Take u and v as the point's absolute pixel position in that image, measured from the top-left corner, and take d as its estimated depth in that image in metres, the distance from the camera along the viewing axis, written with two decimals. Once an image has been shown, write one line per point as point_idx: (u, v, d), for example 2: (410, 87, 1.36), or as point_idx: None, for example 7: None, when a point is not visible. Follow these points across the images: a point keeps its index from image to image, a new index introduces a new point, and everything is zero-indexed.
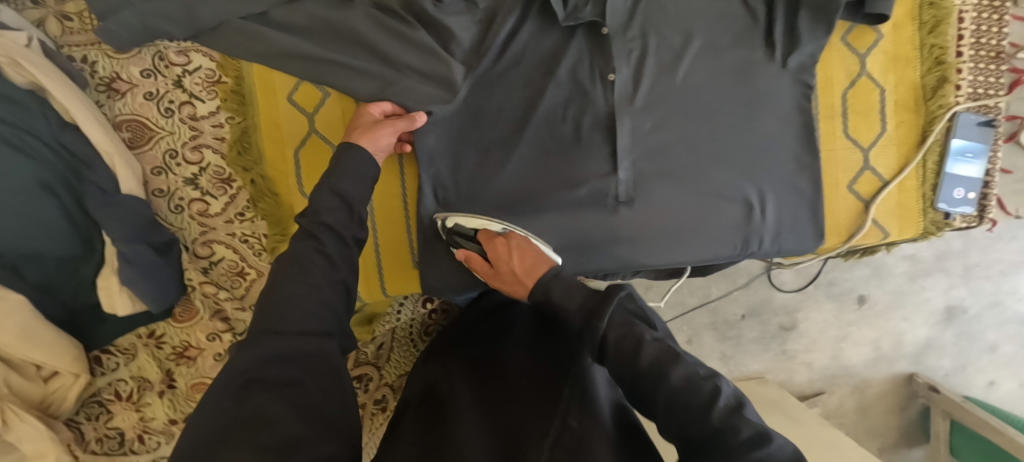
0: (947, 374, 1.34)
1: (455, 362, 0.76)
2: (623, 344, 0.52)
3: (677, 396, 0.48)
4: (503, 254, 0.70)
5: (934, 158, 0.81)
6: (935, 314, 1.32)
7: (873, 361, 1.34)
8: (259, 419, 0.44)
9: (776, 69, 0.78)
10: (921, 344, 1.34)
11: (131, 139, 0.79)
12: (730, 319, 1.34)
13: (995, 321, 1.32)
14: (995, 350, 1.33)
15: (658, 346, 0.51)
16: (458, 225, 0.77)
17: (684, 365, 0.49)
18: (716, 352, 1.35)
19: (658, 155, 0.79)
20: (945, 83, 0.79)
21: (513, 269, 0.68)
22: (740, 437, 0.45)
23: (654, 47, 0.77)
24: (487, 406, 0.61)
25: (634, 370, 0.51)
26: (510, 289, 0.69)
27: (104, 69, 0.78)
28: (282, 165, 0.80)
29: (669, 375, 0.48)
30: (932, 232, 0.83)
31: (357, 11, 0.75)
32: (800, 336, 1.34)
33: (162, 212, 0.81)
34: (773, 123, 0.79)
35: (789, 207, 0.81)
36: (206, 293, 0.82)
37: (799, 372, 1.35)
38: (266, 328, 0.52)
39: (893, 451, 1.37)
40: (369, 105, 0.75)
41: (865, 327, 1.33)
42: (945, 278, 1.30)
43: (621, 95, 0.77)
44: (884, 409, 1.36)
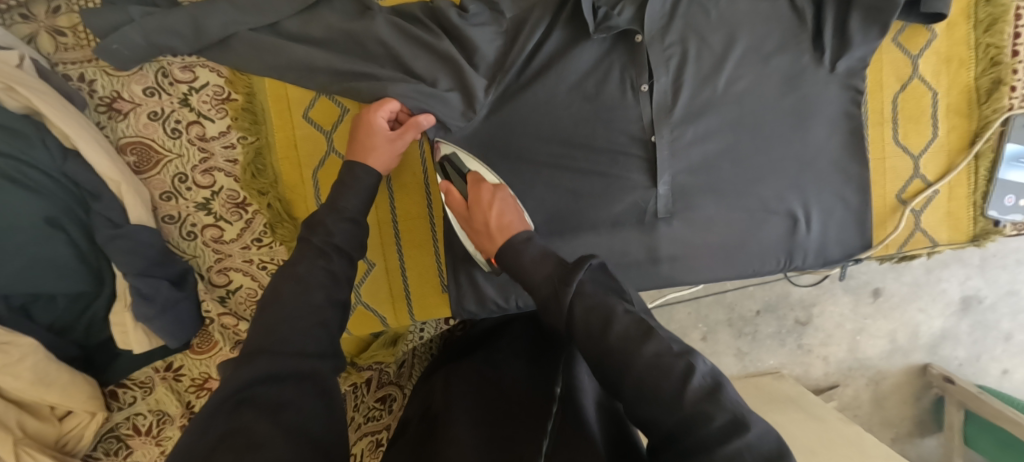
0: (961, 364, 1.32)
1: (454, 373, 0.71)
2: (594, 316, 0.48)
3: (647, 375, 0.44)
4: (483, 203, 0.65)
5: (987, 165, 0.77)
6: (951, 305, 1.30)
7: (888, 354, 1.32)
8: (243, 439, 0.41)
9: (825, 74, 0.73)
10: (936, 335, 1.31)
11: (136, 163, 0.74)
12: (746, 315, 1.32)
13: (1011, 309, 1.29)
14: (1010, 339, 1.31)
15: (632, 322, 0.47)
16: (453, 155, 0.71)
17: (658, 340, 0.45)
18: (732, 348, 1.32)
19: (700, 170, 0.75)
20: (1001, 86, 0.74)
21: (487, 222, 0.63)
22: (716, 424, 0.41)
23: (694, 52, 0.72)
24: (484, 422, 0.57)
25: (602, 347, 0.46)
26: (479, 242, 0.66)
27: (103, 88, 0.72)
28: (301, 187, 0.76)
29: (642, 350, 0.45)
30: (984, 239, 0.79)
31: (378, 20, 0.70)
32: (815, 330, 1.32)
33: (174, 239, 0.76)
34: (822, 133, 0.75)
35: (834, 219, 0.77)
36: (225, 325, 0.78)
37: (815, 366, 1.33)
38: (262, 346, 0.49)
39: (907, 441, 1.35)
40: (375, 110, 0.68)
41: (880, 319, 1.31)
42: (962, 268, 1.28)
43: (659, 106, 0.73)
44: (899, 401, 1.34)
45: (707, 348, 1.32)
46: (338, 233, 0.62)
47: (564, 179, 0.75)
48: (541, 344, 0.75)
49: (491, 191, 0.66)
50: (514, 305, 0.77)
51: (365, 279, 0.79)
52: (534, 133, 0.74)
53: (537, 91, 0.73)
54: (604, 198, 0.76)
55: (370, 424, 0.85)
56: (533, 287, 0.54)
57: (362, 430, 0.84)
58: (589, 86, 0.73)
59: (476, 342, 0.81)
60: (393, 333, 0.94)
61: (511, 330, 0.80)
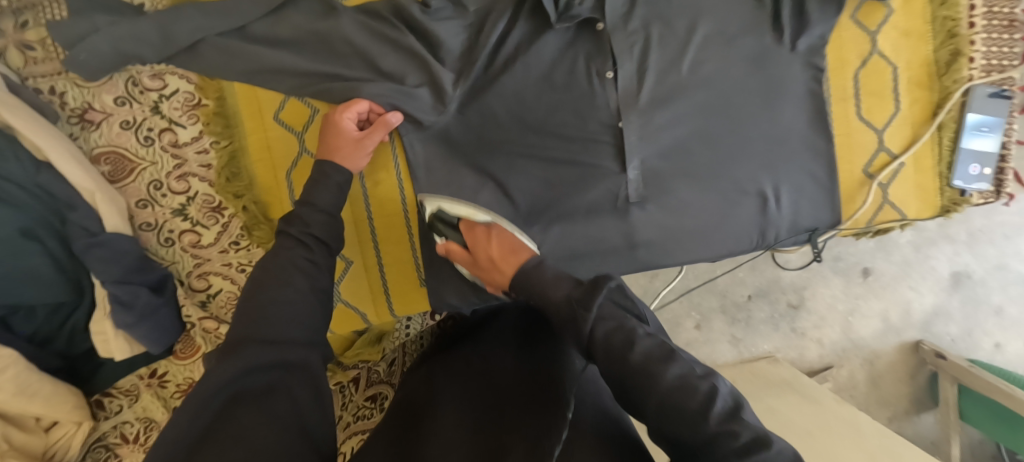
0: (954, 340, 1.33)
1: (440, 368, 0.71)
2: (613, 340, 0.46)
3: (670, 397, 0.42)
4: (480, 244, 0.65)
5: (950, 135, 0.78)
6: (942, 281, 1.31)
7: (881, 333, 1.34)
8: (231, 434, 0.42)
9: (786, 53, 0.74)
10: (928, 312, 1.33)
11: (111, 173, 0.75)
12: (738, 301, 1.33)
13: (1001, 283, 1.31)
14: (1001, 312, 1.32)
15: (655, 343, 0.45)
16: (441, 210, 0.72)
17: (680, 363, 0.44)
18: (726, 335, 1.33)
19: (672, 153, 0.76)
20: (959, 57, 0.75)
21: (491, 256, 0.62)
22: (740, 441, 0.39)
23: (657, 38, 0.73)
24: (470, 414, 0.57)
25: (624, 368, 0.45)
26: (492, 279, 0.62)
27: (75, 100, 0.73)
28: (276, 189, 0.76)
29: (665, 373, 0.43)
30: (951, 210, 0.80)
31: (345, 20, 0.71)
32: (808, 314, 1.33)
33: (152, 246, 0.77)
34: (789, 111, 0.76)
35: (804, 195, 0.78)
36: (206, 329, 0.79)
37: (810, 349, 1.34)
38: (247, 335, 0.51)
39: (904, 419, 1.36)
40: (342, 111, 0.70)
41: (872, 299, 1.32)
42: (950, 245, 1.29)
43: (626, 92, 0.74)
44: (894, 379, 1.35)
45: (702, 336, 1.33)
46: (313, 224, 0.63)
47: (537, 169, 0.77)
48: (529, 334, 0.74)
49: (483, 231, 0.66)
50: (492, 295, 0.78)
51: (344, 277, 0.80)
52: (506, 125, 0.75)
53: (505, 83, 0.73)
54: (578, 185, 0.77)
55: (360, 423, 0.86)
56: (549, 305, 0.52)
57: (352, 429, 0.85)
58: (558, 75, 0.74)
59: (461, 335, 0.80)
60: (377, 331, 0.93)
61: (497, 322, 0.79)
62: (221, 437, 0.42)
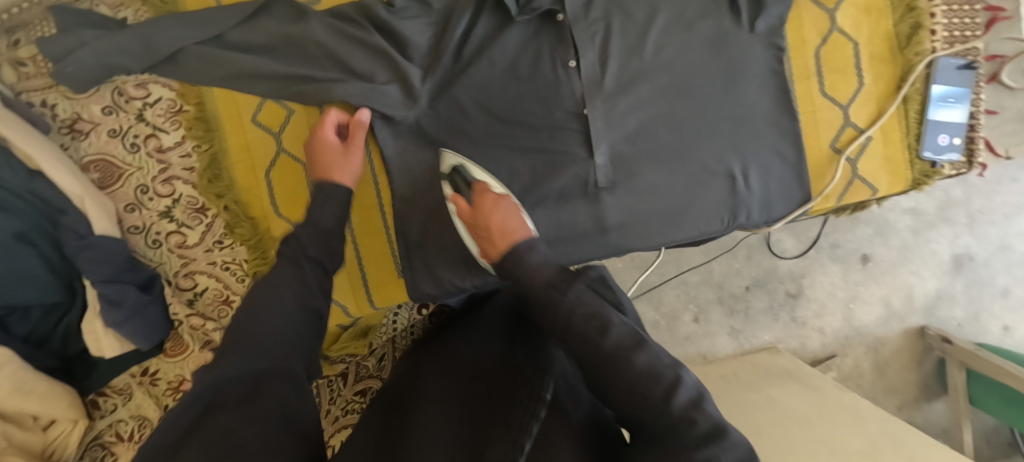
0: (960, 324, 1.31)
1: (426, 358, 0.70)
2: (589, 323, 0.50)
3: (638, 382, 0.45)
4: (485, 211, 0.69)
5: (916, 107, 0.78)
6: (943, 265, 1.30)
7: (884, 320, 1.32)
8: (212, 433, 0.41)
9: (746, 35, 0.76)
10: (932, 296, 1.31)
11: (100, 180, 0.78)
12: (736, 292, 1.31)
13: (1004, 264, 1.29)
14: (1008, 294, 1.30)
15: (625, 331, 0.49)
16: (459, 166, 0.75)
17: (649, 351, 0.48)
18: (726, 327, 1.31)
19: (639, 138, 0.77)
20: (920, 29, 0.76)
21: (487, 228, 0.68)
22: (699, 429, 0.42)
23: (618, 26, 0.76)
24: (454, 397, 0.56)
25: (597, 352, 0.49)
26: (482, 248, 0.69)
27: (65, 111, 0.76)
28: (256, 188, 0.79)
29: (634, 360, 0.47)
30: (923, 183, 0.80)
31: (314, 22, 0.73)
32: (808, 302, 1.32)
33: (141, 248, 0.80)
34: (753, 91, 0.77)
35: (772, 174, 0.79)
36: (194, 326, 0.81)
37: (812, 338, 1.32)
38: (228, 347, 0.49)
39: (913, 407, 1.32)
40: (320, 126, 0.73)
41: (872, 285, 1.31)
42: (950, 228, 1.28)
43: (589, 80, 0.76)
44: (901, 366, 1.32)
45: (701, 329, 1.30)
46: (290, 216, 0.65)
47: (510, 158, 0.79)
48: (515, 320, 0.73)
49: (491, 200, 0.70)
50: (469, 284, 0.79)
51: None
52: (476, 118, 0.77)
53: (472, 75, 0.76)
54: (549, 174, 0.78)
55: (348, 417, 0.87)
56: (531, 287, 0.58)
57: (341, 422, 0.87)
58: (524, 68, 0.76)
59: (449, 326, 0.81)
60: (364, 325, 0.96)
61: (484, 312, 0.79)
62: (203, 436, 0.40)
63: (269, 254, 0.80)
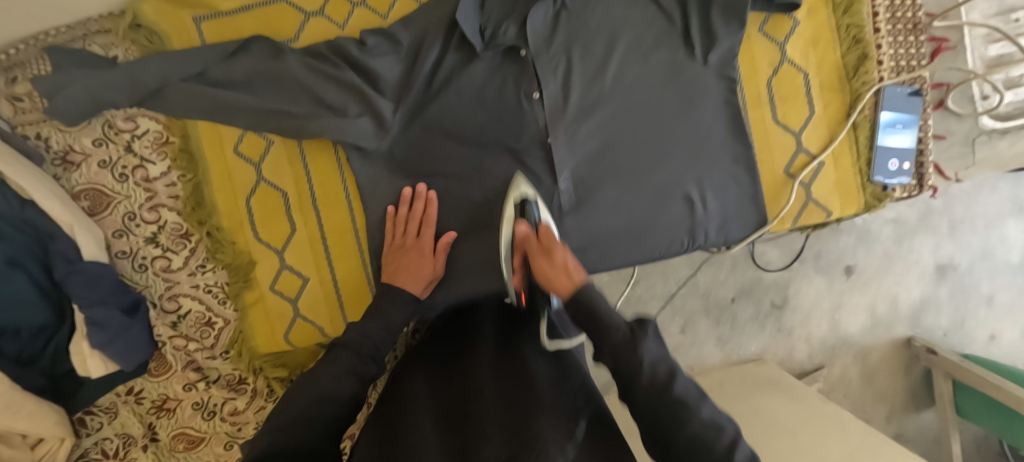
0: (946, 333, 1.35)
1: (417, 367, 0.71)
2: (659, 370, 0.51)
3: (699, 436, 0.48)
4: (562, 248, 0.67)
5: (865, 133, 0.82)
6: (927, 273, 1.32)
7: (870, 328, 1.33)
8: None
9: (699, 67, 0.80)
10: (916, 304, 1.33)
11: (90, 207, 0.82)
12: (722, 303, 1.31)
13: (990, 271, 1.33)
14: (993, 301, 1.34)
15: (690, 382, 0.51)
16: (531, 201, 0.77)
17: (709, 404, 0.50)
18: (712, 336, 1.32)
19: (600, 163, 0.81)
20: (866, 60, 0.81)
21: (562, 261, 0.65)
22: None
23: (578, 59, 0.80)
24: (449, 413, 0.58)
25: (662, 395, 0.50)
26: (546, 279, 0.65)
27: (58, 144, 0.81)
28: (236, 215, 0.82)
29: (700, 411, 0.49)
30: (874, 205, 0.84)
31: (291, 61, 0.78)
32: (793, 312, 1.32)
33: (127, 272, 0.84)
34: (708, 116, 0.81)
35: (728, 197, 0.82)
36: (176, 347, 0.84)
37: (799, 348, 1.33)
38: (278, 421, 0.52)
39: (903, 416, 1.35)
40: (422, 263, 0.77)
41: (857, 293, 1.32)
42: (932, 236, 1.30)
43: (552, 109, 0.80)
44: (889, 375, 1.35)
45: (687, 340, 1.31)
46: None
47: (480, 181, 0.82)
48: (510, 325, 0.76)
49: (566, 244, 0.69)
50: (440, 300, 0.82)
51: (300, 294, 0.84)
52: (450, 144, 0.81)
53: (440, 106, 0.80)
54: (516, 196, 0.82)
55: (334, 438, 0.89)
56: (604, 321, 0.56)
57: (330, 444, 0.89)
58: (490, 98, 0.80)
59: (450, 326, 0.82)
60: None
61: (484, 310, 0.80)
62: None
63: (249, 277, 0.83)
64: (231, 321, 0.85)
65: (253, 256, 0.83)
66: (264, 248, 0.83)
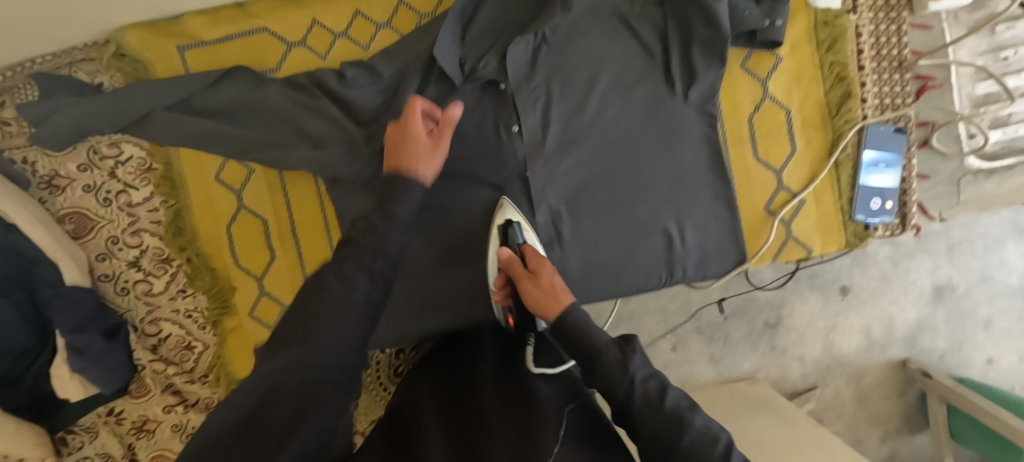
0: (942, 355, 1.27)
1: (414, 389, 0.68)
2: (650, 383, 0.55)
3: (696, 443, 0.50)
4: (548, 271, 0.68)
5: (847, 172, 0.81)
6: (923, 295, 1.25)
7: (865, 350, 1.26)
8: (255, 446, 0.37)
9: (680, 102, 0.80)
10: (913, 327, 1.26)
11: (74, 231, 0.83)
12: (714, 321, 1.25)
13: (987, 295, 1.26)
14: (989, 326, 1.26)
15: (680, 393, 0.55)
16: (516, 223, 0.77)
17: (701, 415, 0.54)
18: (705, 355, 1.25)
19: (577, 197, 0.81)
20: (849, 98, 0.80)
21: (550, 283, 0.66)
22: None
23: (558, 92, 0.80)
24: (455, 431, 0.54)
25: (655, 409, 0.53)
26: (533, 302, 0.65)
27: (44, 168, 0.82)
28: (216, 241, 0.83)
29: (693, 420, 0.52)
30: (855, 244, 0.83)
31: (272, 91, 0.78)
32: (787, 331, 1.26)
33: (110, 295, 0.85)
34: (688, 152, 0.80)
35: (707, 232, 0.82)
36: (156, 370, 0.85)
37: (792, 367, 1.26)
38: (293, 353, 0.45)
39: (896, 439, 1.27)
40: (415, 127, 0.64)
41: (853, 315, 1.25)
42: (929, 258, 1.24)
43: (530, 143, 0.80)
44: (883, 397, 1.27)
45: (679, 358, 1.25)
46: None
47: (460, 213, 0.82)
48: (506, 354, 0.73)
49: (553, 267, 0.70)
50: (415, 329, 0.83)
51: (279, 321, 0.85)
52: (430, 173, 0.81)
53: None
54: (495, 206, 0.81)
55: None
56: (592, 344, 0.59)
57: None
58: (472, 130, 0.80)
59: (444, 356, 0.77)
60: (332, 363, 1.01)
61: (483, 338, 0.78)
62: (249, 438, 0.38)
63: (229, 303, 0.84)
64: (210, 345, 0.86)
65: (234, 282, 0.84)
66: (243, 274, 0.84)
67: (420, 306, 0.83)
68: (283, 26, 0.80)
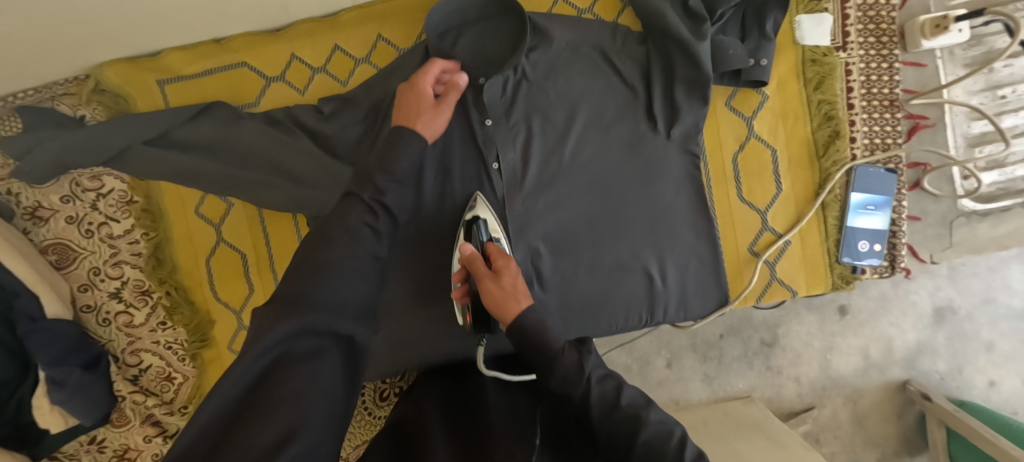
0: (942, 378, 1.11)
1: (424, 388, 0.70)
2: (607, 383, 0.58)
3: (652, 440, 0.53)
4: (509, 268, 0.65)
5: (834, 213, 0.80)
6: (924, 317, 1.10)
7: (863, 371, 1.11)
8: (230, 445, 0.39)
9: (662, 140, 0.78)
10: (912, 348, 1.11)
11: (57, 261, 0.84)
12: (709, 338, 1.12)
13: (989, 318, 1.10)
14: (992, 348, 1.10)
15: (637, 392, 0.58)
16: (482, 220, 0.74)
17: (657, 410, 0.56)
18: (699, 373, 1.11)
19: (557, 234, 0.79)
20: (837, 138, 0.78)
21: (510, 282, 0.64)
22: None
23: (538, 129, 0.78)
24: (459, 427, 0.56)
25: (612, 407, 0.56)
26: (489, 299, 0.63)
27: (27, 199, 0.83)
28: (196, 273, 0.84)
29: (649, 415, 0.55)
30: (841, 287, 0.81)
31: (248, 128, 0.77)
32: (783, 351, 1.12)
33: (92, 326, 0.85)
34: (670, 192, 0.78)
35: (688, 272, 0.80)
36: (135, 402, 0.86)
37: (787, 388, 1.12)
38: (285, 315, 0.48)
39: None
40: (422, 84, 0.68)
41: (850, 335, 1.11)
42: (930, 278, 1.09)
43: (510, 179, 0.77)
44: (880, 418, 1.12)
45: (673, 376, 1.11)
46: None
47: (437, 247, 0.80)
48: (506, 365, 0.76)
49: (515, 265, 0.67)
50: (393, 365, 0.82)
51: None
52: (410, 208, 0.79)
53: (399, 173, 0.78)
54: (468, 199, 0.78)
55: None
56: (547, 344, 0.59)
57: None
58: (451, 165, 0.78)
59: (460, 365, 0.79)
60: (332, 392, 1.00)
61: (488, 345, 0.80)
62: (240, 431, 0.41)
63: (208, 336, 0.85)
64: (190, 376, 0.86)
65: (213, 314, 0.85)
66: (222, 307, 0.84)
67: (396, 344, 0.81)
68: (260, 61, 0.81)
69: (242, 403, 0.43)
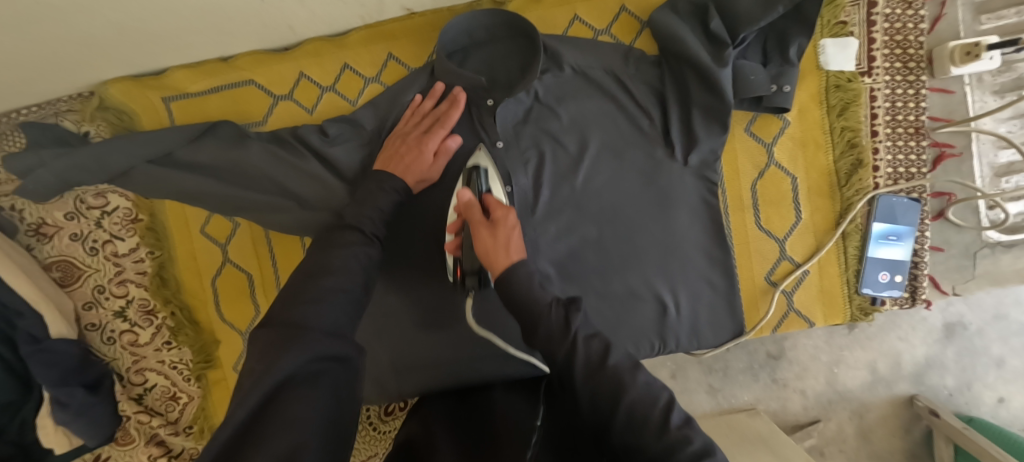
0: (951, 394, 1.06)
1: (431, 409, 0.69)
2: (592, 343, 0.53)
3: (635, 407, 0.49)
4: (505, 219, 0.61)
5: (855, 243, 0.78)
6: (933, 332, 1.05)
7: (870, 385, 1.07)
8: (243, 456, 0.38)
9: (678, 167, 0.76)
10: (921, 363, 1.06)
11: (61, 278, 0.83)
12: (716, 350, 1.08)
13: (1000, 333, 1.05)
14: (1002, 364, 1.05)
15: (624, 354, 0.53)
16: (481, 169, 0.69)
17: (646, 372, 0.52)
18: (704, 384, 1.08)
19: (567, 263, 0.76)
20: (860, 167, 0.76)
21: (504, 234, 0.60)
22: (694, 446, 0.47)
23: (550, 154, 0.76)
24: (469, 438, 0.56)
25: (596, 368, 0.52)
26: (480, 249, 0.60)
27: (31, 215, 0.81)
28: (201, 293, 0.83)
29: (637, 377, 0.51)
30: (860, 319, 0.79)
31: (253, 148, 0.74)
32: (790, 364, 1.08)
33: (96, 344, 0.84)
34: (684, 222, 0.76)
35: (701, 300, 0.78)
36: (140, 421, 0.85)
37: (793, 401, 1.08)
38: (293, 332, 0.47)
39: None
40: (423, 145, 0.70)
41: (858, 349, 1.06)
42: None
43: (522, 204, 0.74)
44: (887, 433, 1.07)
45: (678, 388, 1.07)
46: None
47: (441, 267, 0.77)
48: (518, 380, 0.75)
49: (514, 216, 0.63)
50: (397, 390, 0.81)
51: None
52: (416, 230, 0.77)
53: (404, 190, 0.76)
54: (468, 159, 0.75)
55: None
56: (533, 301, 0.56)
57: None
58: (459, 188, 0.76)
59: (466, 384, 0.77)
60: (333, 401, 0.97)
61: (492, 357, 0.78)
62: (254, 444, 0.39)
63: (213, 357, 0.84)
64: (194, 397, 0.85)
65: (218, 335, 0.84)
66: (227, 328, 0.83)
67: (399, 367, 0.80)
68: (267, 79, 0.79)
69: (246, 430, 0.40)
